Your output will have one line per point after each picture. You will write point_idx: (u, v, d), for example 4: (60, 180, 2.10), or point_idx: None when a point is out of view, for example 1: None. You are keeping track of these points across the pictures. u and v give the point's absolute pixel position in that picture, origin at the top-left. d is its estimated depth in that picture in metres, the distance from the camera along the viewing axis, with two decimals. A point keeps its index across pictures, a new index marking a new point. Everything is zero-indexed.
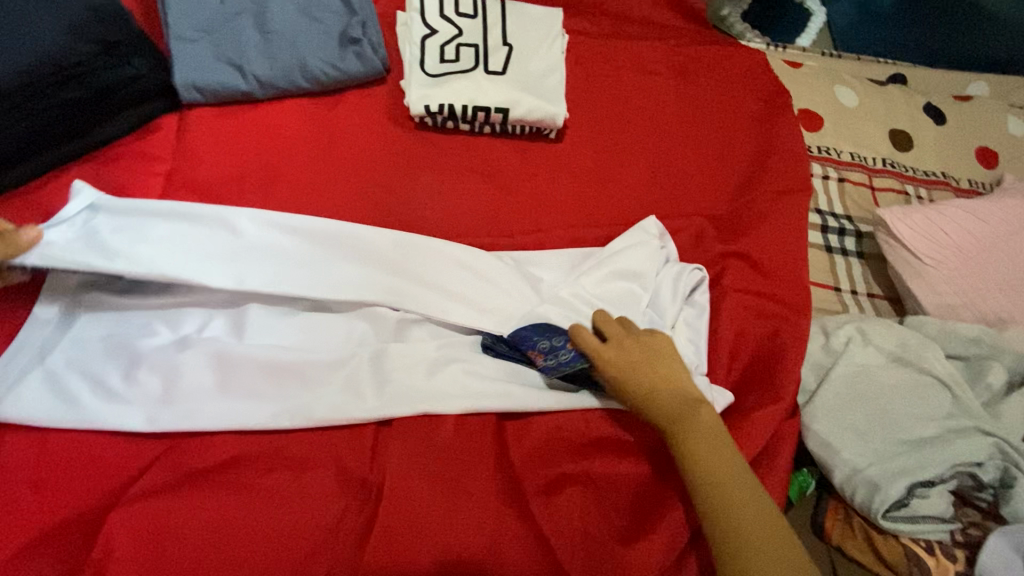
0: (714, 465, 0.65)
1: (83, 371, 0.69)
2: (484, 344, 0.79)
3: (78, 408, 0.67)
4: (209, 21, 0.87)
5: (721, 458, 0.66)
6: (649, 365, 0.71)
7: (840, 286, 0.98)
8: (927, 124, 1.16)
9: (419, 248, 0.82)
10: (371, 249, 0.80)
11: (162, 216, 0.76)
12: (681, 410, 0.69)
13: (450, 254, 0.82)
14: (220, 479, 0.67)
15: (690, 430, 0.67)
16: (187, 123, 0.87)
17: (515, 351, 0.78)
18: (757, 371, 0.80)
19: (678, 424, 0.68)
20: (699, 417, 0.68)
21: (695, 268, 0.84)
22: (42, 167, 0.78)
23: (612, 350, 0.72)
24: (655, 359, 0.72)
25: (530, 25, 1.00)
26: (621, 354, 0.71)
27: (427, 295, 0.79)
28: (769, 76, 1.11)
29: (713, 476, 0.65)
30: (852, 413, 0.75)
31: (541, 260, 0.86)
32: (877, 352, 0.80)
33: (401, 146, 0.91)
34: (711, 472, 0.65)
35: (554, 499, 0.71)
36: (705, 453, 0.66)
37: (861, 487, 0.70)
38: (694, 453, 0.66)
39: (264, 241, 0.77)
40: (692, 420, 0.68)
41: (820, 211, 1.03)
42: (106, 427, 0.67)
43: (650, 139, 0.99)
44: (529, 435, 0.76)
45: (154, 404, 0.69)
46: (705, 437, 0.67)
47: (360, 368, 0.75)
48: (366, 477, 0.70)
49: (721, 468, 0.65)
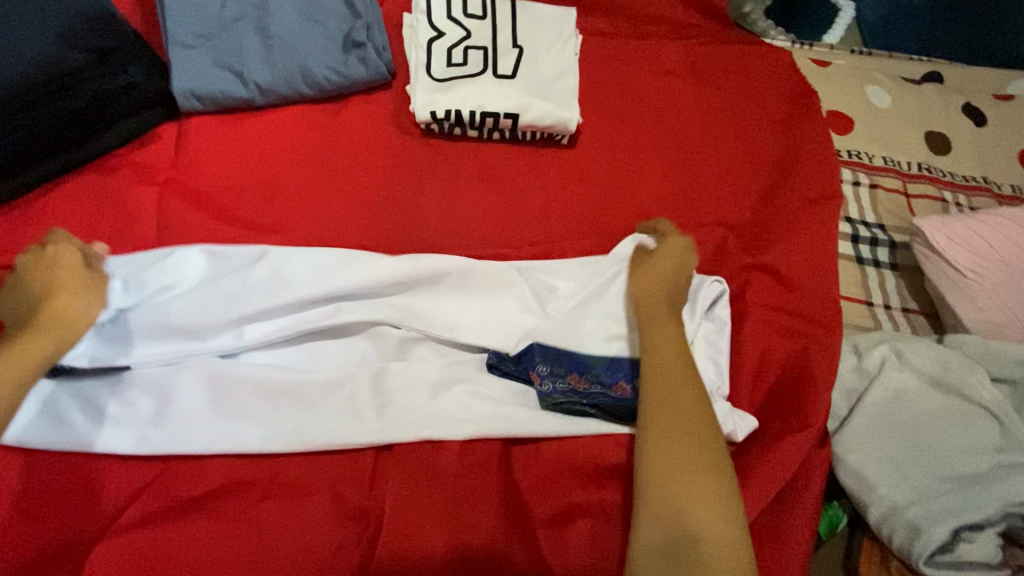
0: (665, 387, 0.62)
1: (74, 389, 0.67)
2: (489, 363, 0.75)
3: (69, 427, 0.65)
4: (209, 27, 0.84)
5: (674, 381, 0.63)
6: (664, 284, 0.70)
7: (872, 299, 0.91)
8: (965, 126, 1.09)
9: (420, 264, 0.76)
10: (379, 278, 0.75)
11: (167, 289, 0.71)
12: (662, 330, 0.67)
13: (454, 271, 0.78)
14: (215, 508, 0.63)
15: (654, 351, 0.65)
16: (187, 132, 0.84)
17: (523, 370, 0.74)
18: (783, 394, 0.75)
19: (653, 341, 0.66)
20: (672, 340, 0.66)
21: (715, 280, 0.77)
22: (38, 178, 0.76)
23: (639, 264, 0.73)
24: (671, 281, 0.71)
25: (542, 24, 0.95)
26: (643, 268, 0.72)
27: (432, 315, 0.76)
28: (794, 74, 1.05)
29: (658, 397, 0.62)
30: (888, 444, 0.69)
31: (548, 270, 0.81)
32: (914, 375, 0.74)
33: (406, 154, 0.88)
34: (659, 394, 0.62)
35: (564, 531, 0.68)
36: (659, 377, 0.63)
37: (900, 528, 0.65)
38: (649, 370, 0.64)
39: (266, 288, 0.73)
40: (663, 343, 0.66)
41: (850, 220, 0.97)
42: (98, 450, 0.65)
43: (668, 146, 0.94)
44: (530, 462, 0.72)
45: (145, 424, 0.66)
46: (667, 359, 0.64)
47: (360, 390, 0.71)
48: (365, 506, 0.66)
49: (671, 393, 0.62)
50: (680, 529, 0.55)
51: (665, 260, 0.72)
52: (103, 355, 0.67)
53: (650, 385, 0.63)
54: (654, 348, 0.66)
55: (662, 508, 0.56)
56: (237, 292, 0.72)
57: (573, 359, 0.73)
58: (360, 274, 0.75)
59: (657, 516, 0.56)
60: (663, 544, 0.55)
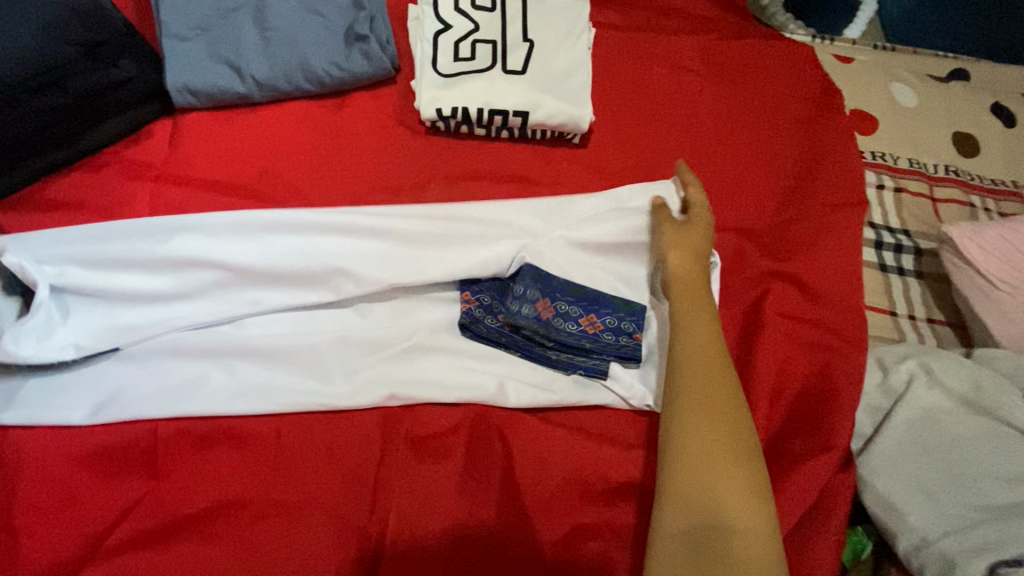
0: (702, 376, 0.60)
1: (35, 371, 0.66)
2: (462, 324, 0.72)
3: (39, 385, 0.65)
4: (204, 18, 0.80)
5: (706, 366, 0.61)
6: (697, 257, 0.70)
7: (896, 309, 0.87)
8: (994, 126, 1.04)
9: (409, 252, 0.73)
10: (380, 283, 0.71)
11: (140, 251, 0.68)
12: (696, 311, 0.65)
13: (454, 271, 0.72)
14: (207, 529, 0.60)
15: (691, 336, 0.63)
16: (182, 128, 0.81)
17: (496, 330, 0.72)
18: (804, 411, 0.72)
19: (685, 323, 0.64)
20: (709, 325, 0.64)
21: None
22: (24, 178, 0.73)
23: (670, 228, 0.72)
24: (702, 253, 0.71)
25: (554, 16, 0.90)
26: (679, 236, 0.71)
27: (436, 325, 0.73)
28: (817, 71, 1.00)
29: (693, 385, 0.60)
30: (918, 468, 0.66)
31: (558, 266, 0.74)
32: (944, 395, 0.71)
33: (410, 153, 0.84)
34: (699, 380, 0.60)
35: (575, 554, 0.64)
36: (697, 364, 0.61)
37: (931, 562, 0.61)
38: (687, 355, 0.62)
39: (254, 282, 0.70)
40: (700, 327, 0.64)
41: (874, 225, 0.93)
42: (51, 423, 0.63)
43: (685, 146, 0.90)
44: (537, 481, 0.67)
45: (99, 395, 0.65)
46: (706, 345, 0.62)
47: (357, 400, 0.67)
48: (365, 526, 0.63)
49: (708, 382, 0.60)
50: (707, 521, 0.54)
51: (695, 228, 0.73)
52: (87, 341, 0.65)
53: (688, 371, 0.61)
54: (691, 332, 0.63)
55: (692, 498, 0.55)
56: (223, 281, 0.69)
57: (553, 284, 0.74)
58: (359, 280, 0.71)
59: (686, 506, 0.55)
60: (683, 535, 0.54)
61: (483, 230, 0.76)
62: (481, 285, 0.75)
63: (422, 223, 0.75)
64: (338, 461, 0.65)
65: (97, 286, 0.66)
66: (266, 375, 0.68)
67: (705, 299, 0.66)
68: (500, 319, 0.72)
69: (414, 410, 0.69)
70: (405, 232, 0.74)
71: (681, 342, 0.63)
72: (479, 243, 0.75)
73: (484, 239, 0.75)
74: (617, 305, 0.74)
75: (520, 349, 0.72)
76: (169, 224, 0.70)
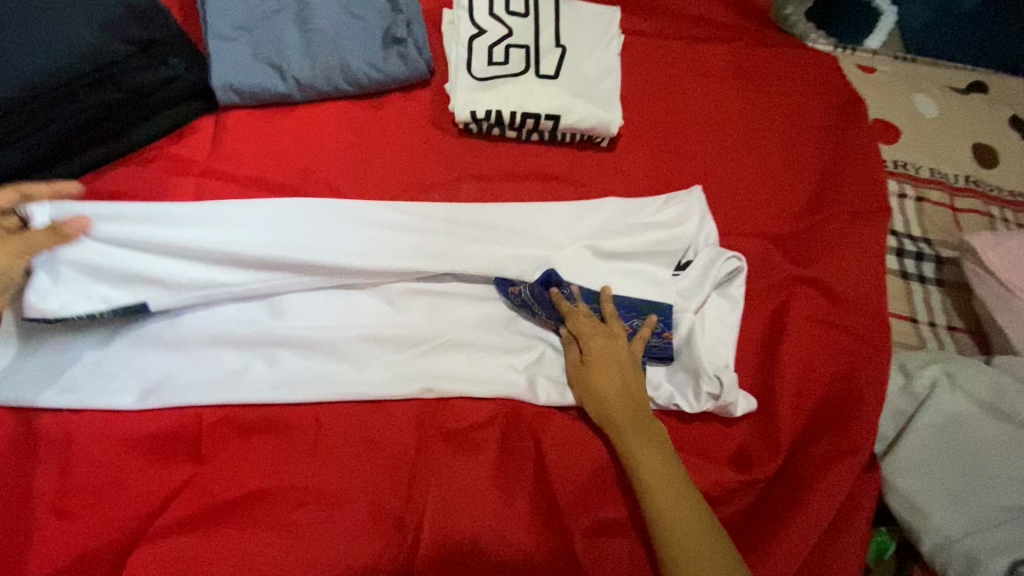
0: (683, 521, 0.60)
1: (77, 359, 0.67)
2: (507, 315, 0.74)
3: (83, 363, 0.67)
4: (249, 20, 0.83)
5: (676, 495, 0.62)
6: (622, 387, 0.67)
7: (917, 317, 0.89)
8: (1014, 139, 1.06)
9: (448, 248, 0.75)
10: (414, 271, 0.73)
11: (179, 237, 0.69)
12: (646, 442, 0.65)
13: (485, 270, 0.74)
14: (250, 514, 0.62)
15: (648, 467, 0.63)
16: (224, 126, 0.83)
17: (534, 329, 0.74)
18: (828, 413, 0.74)
19: (641, 456, 0.64)
20: (670, 467, 0.64)
21: (732, 255, 0.78)
22: (77, 171, 0.75)
23: (580, 371, 0.69)
24: (625, 378, 0.68)
25: (585, 24, 0.93)
26: (596, 377, 0.68)
27: (462, 318, 0.75)
28: (841, 79, 1.02)
29: (675, 520, 0.60)
30: (941, 471, 0.68)
31: (584, 276, 0.75)
32: (966, 400, 0.73)
33: (444, 154, 0.86)
34: (683, 543, 0.59)
35: (604, 546, 0.66)
36: (675, 524, 0.60)
37: (955, 561, 0.62)
38: (664, 511, 0.61)
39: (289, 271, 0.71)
40: (663, 475, 0.63)
41: (895, 232, 0.94)
42: (95, 406, 0.65)
43: (714, 153, 0.91)
44: (566, 477, 0.69)
45: (143, 382, 0.67)
46: (675, 496, 0.61)
47: (391, 392, 0.69)
48: (402, 516, 0.65)
49: (683, 511, 0.61)
50: None
51: (606, 354, 0.69)
52: (115, 293, 0.67)
53: (669, 535, 0.60)
54: (655, 483, 0.62)
55: None
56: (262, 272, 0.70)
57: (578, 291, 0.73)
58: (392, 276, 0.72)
59: None
60: None
61: (517, 234, 0.78)
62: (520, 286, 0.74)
63: (453, 225, 0.77)
64: (375, 451, 0.67)
65: (122, 237, 0.66)
66: (305, 366, 0.70)
67: (654, 433, 0.66)
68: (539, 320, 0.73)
69: (448, 405, 0.71)
70: (443, 232, 0.76)
71: (642, 478, 0.63)
72: (510, 244, 0.77)
73: (516, 240, 0.77)
74: (641, 309, 0.75)
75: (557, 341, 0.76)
76: (208, 209, 0.72)
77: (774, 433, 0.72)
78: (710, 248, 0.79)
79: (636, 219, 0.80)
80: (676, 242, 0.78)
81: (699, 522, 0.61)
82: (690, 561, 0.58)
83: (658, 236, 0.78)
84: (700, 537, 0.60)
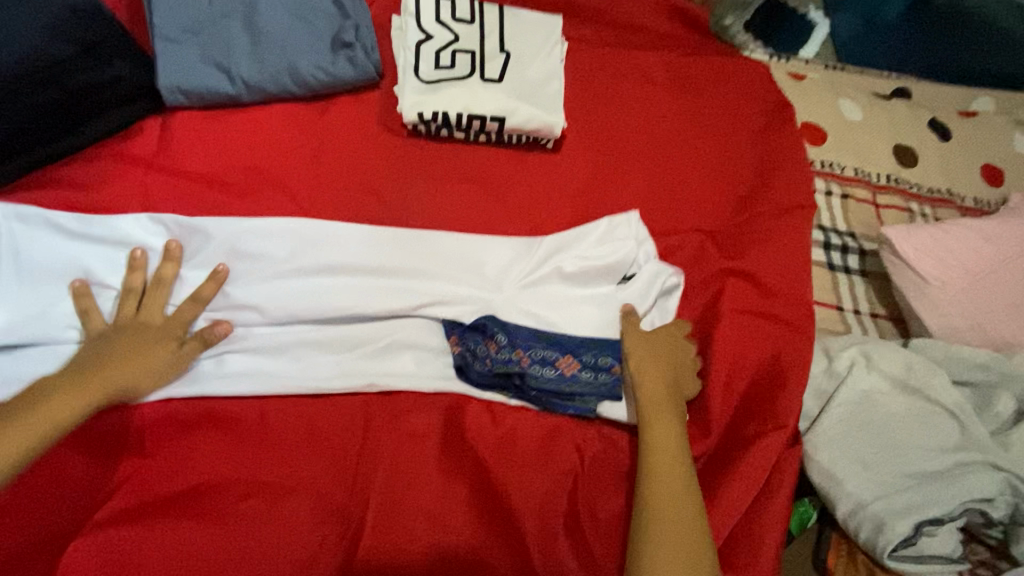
0: (669, 480, 0.66)
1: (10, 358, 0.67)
2: (456, 367, 0.74)
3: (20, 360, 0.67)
4: (197, 22, 0.84)
5: (671, 460, 0.67)
6: (659, 376, 0.74)
7: (842, 304, 0.95)
8: (932, 140, 1.13)
9: (397, 249, 0.78)
10: (354, 309, 0.73)
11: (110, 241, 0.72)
12: (664, 414, 0.71)
13: (431, 286, 0.77)
14: (194, 506, 0.63)
15: (656, 432, 0.69)
16: (171, 126, 0.84)
17: (486, 376, 0.74)
18: (757, 396, 0.78)
19: (652, 421, 0.70)
20: (676, 441, 0.69)
21: (672, 271, 0.82)
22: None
23: (636, 342, 0.76)
24: (670, 363, 0.75)
25: (528, 32, 0.97)
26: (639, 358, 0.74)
27: (396, 323, 0.76)
28: (770, 85, 1.08)
29: (662, 476, 0.66)
30: (856, 443, 0.74)
31: (519, 293, 0.79)
32: (880, 377, 0.78)
33: (392, 154, 0.88)
34: (662, 511, 0.64)
35: (546, 529, 0.69)
36: (659, 500, 0.65)
37: (866, 523, 0.69)
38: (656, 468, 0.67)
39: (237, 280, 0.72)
40: (665, 444, 0.68)
41: (822, 228, 1.01)
42: None
43: (653, 154, 0.96)
44: (507, 464, 0.71)
45: None
46: (669, 471, 0.66)
47: (337, 387, 0.71)
48: (348, 503, 0.66)
49: (671, 472, 0.66)
50: None
51: (664, 341, 0.77)
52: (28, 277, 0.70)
53: (652, 498, 0.65)
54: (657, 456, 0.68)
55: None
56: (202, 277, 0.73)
57: (521, 337, 0.76)
58: (334, 280, 0.75)
59: None
60: None
61: (465, 239, 0.81)
62: (464, 327, 0.76)
63: (396, 233, 0.79)
64: (318, 441, 0.69)
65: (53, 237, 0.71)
66: (255, 363, 0.71)
67: (670, 410, 0.71)
68: (489, 365, 0.73)
69: (392, 399, 0.73)
70: (393, 230, 0.79)
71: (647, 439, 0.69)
72: (455, 247, 0.80)
73: (460, 246, 0.81)
74: (589, 346, 0.77)
75: (516, 393, 0.74)
76: (141, 239, 0.72)
77: (707, 416, 0.76)
78: (652, 262, 0.82)
79: (575, 251, 0.81)
80: (617, 268, 0.81)
81: (682, 485, 0.66)
82: (662, 514, 0.64)
83: (593, 269, 0.80)
84: (680, 497, 0.65)
